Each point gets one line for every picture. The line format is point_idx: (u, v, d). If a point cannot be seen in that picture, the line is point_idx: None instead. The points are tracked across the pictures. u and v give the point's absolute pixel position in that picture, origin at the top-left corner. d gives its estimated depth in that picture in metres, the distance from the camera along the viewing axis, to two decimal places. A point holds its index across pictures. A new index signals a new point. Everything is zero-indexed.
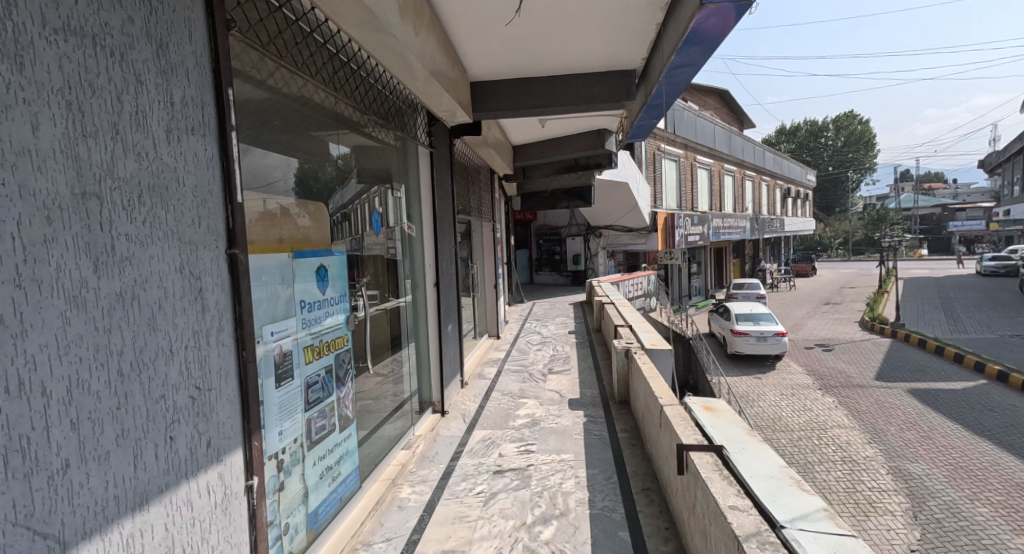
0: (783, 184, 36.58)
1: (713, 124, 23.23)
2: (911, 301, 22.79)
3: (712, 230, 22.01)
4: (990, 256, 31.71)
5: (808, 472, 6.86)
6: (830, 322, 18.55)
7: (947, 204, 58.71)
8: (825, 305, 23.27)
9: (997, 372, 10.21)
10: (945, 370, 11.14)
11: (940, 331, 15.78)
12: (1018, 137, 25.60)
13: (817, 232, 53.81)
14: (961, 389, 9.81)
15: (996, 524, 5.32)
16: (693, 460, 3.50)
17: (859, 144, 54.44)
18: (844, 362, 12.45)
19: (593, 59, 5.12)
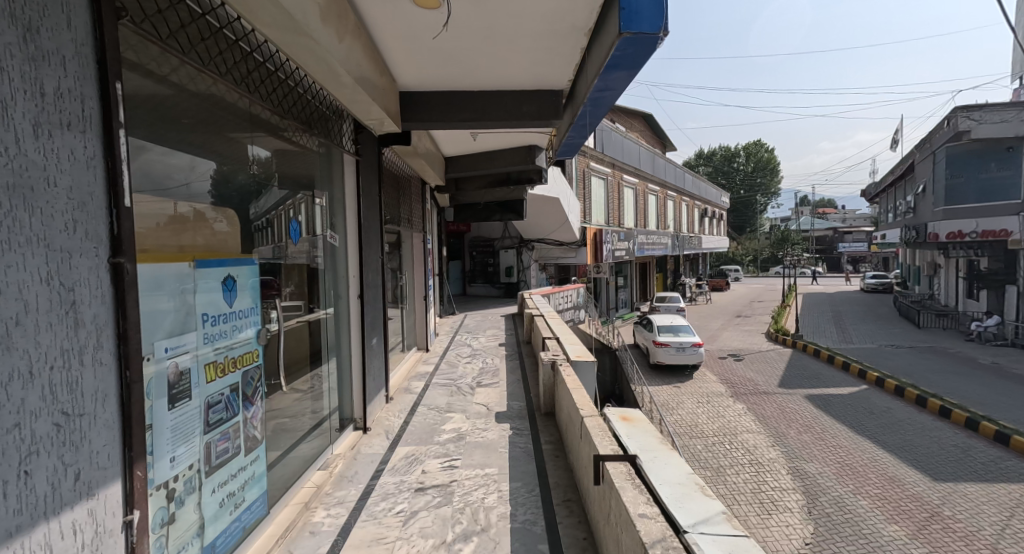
0: (701, 205, 39.35)
1: (639, 145, 24.56)
2: (811, 314, 25.11)
3: (638, 246, 23.08)
4: (872, 274, 35.86)
5: (719, 476, 7.26)
6: (742, 333, 20.02)
7: (839, 226, 65.78)
8: (738, 317, 25.09)
9: (875, 378, 11.48)
10: (834, 377, 12.37)
11: (831, 342, 17.53)
12: (892, 171, 29.39)
13: (732, 249, 58.17)
14: (846, 393, 10.93)
15: (874, 515, 5.93)
16: (608, 469, 3.61)
17: (767, 170, 59.73)
18: (752, 370, 13.46)
19: (523, 77, 5.24)
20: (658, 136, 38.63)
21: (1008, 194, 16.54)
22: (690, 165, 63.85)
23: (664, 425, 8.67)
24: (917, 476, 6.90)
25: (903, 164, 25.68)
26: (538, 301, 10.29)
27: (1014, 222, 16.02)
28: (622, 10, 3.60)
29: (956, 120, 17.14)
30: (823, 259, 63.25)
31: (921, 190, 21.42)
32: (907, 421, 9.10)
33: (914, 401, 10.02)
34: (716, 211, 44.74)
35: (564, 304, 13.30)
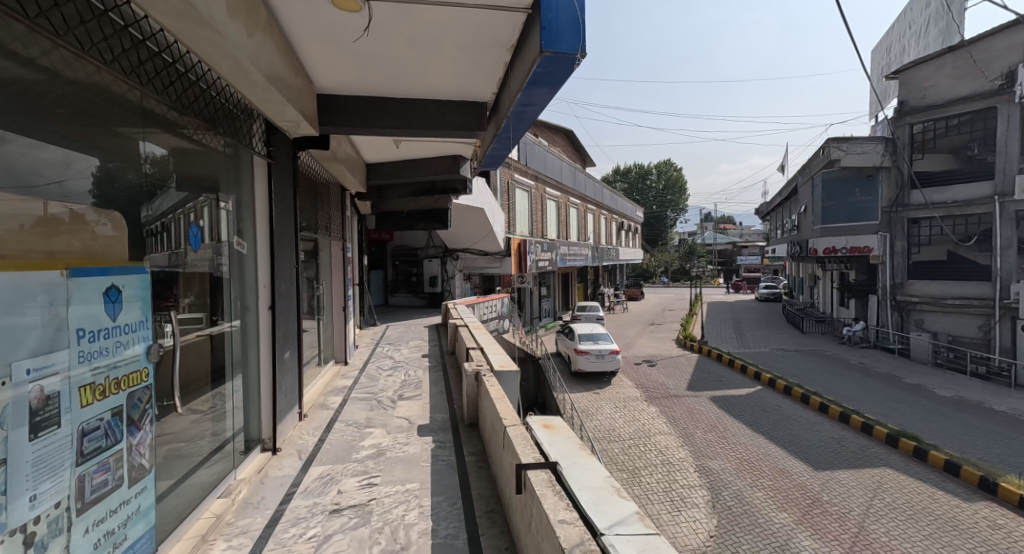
0: (618, 218, 41.52)
1: (560, 159, 25.44)
2: (715, 321, 27.30)
3: (560, 257, 23.81)
4: (764, 285, 39.89)
5: (635, 477, 7.62)
6: (655, 340, 21.28)
7: (738, 241, 72.54)
8: (651, 325, 26.66)
9: (768, 379, 12.75)
10: (734, 379, 13.55)
11: (732, 346, 19.17)
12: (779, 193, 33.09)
13: (646, 261, 61.87)
14: (743, 394, 11.99)
15: (767, 504, 6.55)
16: (529, 478, 3.67)
17: (676, 188, 64.34)
18: (664, 375, 14.34)
19: (448, 87, 5.26)
20: (578, 151, 40.23)
21: (869, 216, 19.16)
22: (608, 180, 67.08)
23: (584, 431, 8.94)
24: (802, 467, 7.72)
25: (788, 187, 28.98)
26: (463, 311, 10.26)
27: (875, 241, 18.61)
28: (543, 29, 3.74)
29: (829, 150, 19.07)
30: (725, 271, 69.28)
31: (803, 210, 24.28)
32: (793, 417, 10.17)
33: (799, 399, 11.25)
34: (631, 224, 47.37)
35: (489, 314, 13.34)
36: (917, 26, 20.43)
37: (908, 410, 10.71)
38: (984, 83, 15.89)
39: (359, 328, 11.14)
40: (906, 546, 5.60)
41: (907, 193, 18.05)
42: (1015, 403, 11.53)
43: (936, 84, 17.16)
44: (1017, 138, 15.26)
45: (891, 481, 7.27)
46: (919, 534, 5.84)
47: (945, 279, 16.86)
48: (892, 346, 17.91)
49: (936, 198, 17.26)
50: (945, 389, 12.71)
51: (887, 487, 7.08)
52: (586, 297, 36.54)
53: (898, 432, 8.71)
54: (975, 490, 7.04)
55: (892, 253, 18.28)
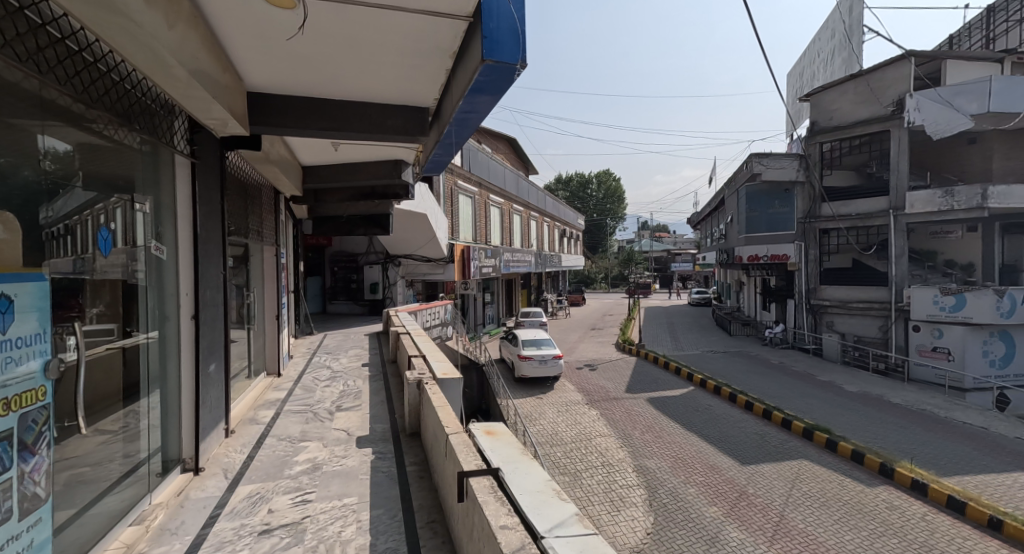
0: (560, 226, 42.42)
1: (504, 166, 25.66)
2: (652, 325, 28.45)
3: (504, 263, 23.91)
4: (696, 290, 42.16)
5: (576, 479, 7.76)
6: (596, 344, 21.83)
7: (672, 248, 76.15)
8: (592, 330, 27.32)
9: (700, 380, 13.46)
10: (670, 381, 14.18)
11: (668, 349, 20.02)
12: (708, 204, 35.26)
13: (587, 267, 63.51)
14: (677, 395, 12.57)
15: (699, 499, 6.91)
16: (472, 483, 3.65)
17: (615, 197, 66.49)
18: (605, 379, 14.74)
19: (389, 91, 5.19)
20: (521, 159, 40.61)
21: (787, 226, 20.76)
22: (550, 188, 68.08)
23: (526, 436, 8.96)
24: (729, 462, 8.20)
25: (716, 198, 30.92)
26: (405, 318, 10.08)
27: (791, 249, 20.12)
28: (484, 38, 3.76)
29: (751, 165, 20.18)
30: (660, 277, 72.47)
31: (730, 220, 25.94)
32: (722, 415, 10.78)
33: (727, 397, 11.96)
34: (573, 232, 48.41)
35: (433, 321, 13.17)
36: (824, 54, 22.47)
37: (820, 405, 11.68)
38: (880, 109, 17.70)
39: (294, 337, 10.61)
40: (820, 531, 6.10)
41: (819, 205, 19.72)
42: (909, 395, 12.89)
43: (840, 108, 18.92)
44: (905, 158, 17.19)
45: (807, 472, 7.89)
46: (830, 519, 6.37)
47: (851, 284, 18.59)
48: (808, 346, 19.48)
49: (843, 211, 18.89)
50: (852, 384, 13.97)
51: (804, 477, 7.67)
52: (530, 303, 36.88)
53: (812, 425, 9.47)
54: (875, 475, 7.82)
55: (807, 261, 19.84)
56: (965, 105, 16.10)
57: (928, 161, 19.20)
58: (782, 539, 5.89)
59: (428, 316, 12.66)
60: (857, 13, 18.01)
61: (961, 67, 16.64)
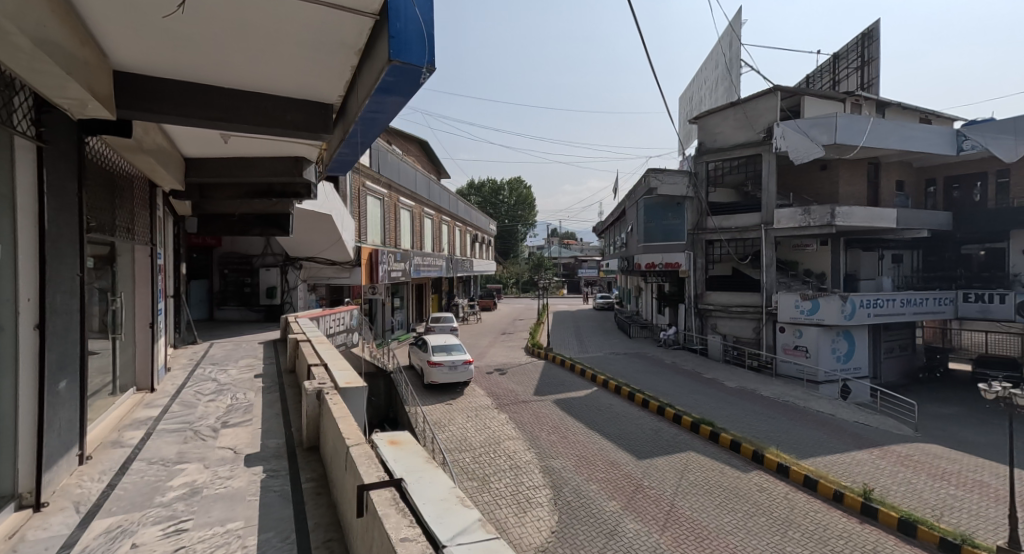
0: (472, 231, 42.50)
1: (415, 169, 25.15)
2: (560, 329, 29.35)
3: (414, 267, 23.32)
4: (601, 295, 44.30)
5: (484, 483, 7.73)
6: (507, 348, 22.05)
7: (579, 256, 79.49)
8: (502, 334, 27.53)
9: (603, 380, 14.16)
10: (574, 382, 14.75)
11: (574, 352, 20.77)
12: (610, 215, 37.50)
13: (499, 272, 63.93)
14: (582, 396, 13.07)
15: (600, 495, 7.26)
16: (372, 497, 3.44)
17: (526, 204, 67.87)
18: (513, 382, 14.93)
19: (287, 84, 4.87)
20: (432, 162, 39.92)
21: (679, 237, 22.60)
22: (462, 192, 67.75)
23: (433, 443, 8.72)
24: (627, 458, 8.72)
25: (618, 209, 32.94)
26: (305, 325, 9.51)
27: (683, 257, 21.77)
28: (390, 37, 3.64)
29: (649, 179, 21.69)
30: (568, 283, 75.21)
31: (631, 230, 27.71)
32: (622, 413, 11.43)
33: (626, 397, 12.70)
34: (484, 237, 48.48)
35: (339, 327, 12.55)
36: (710, 83, 24.95)
37: (706, 401, 12.82)
38: (755, 134, 20.01)
39: (173, 347, 9.48)
40: (703, 516, 6.69)
41: (705, 218, 21.69)
42: (777, 389, 14.65)
43: (724, 131, 21.09)
44: (773, 180, 19.55)
45: (693, 462, 8.61)
46: (713, 505, 7.01)
47: (731, 290, 20.70)
48: (696, 346, 21.35)
49: (725, 224, 21.01)
50: (732, 381, 15.52)
51: (691, 467, 8.40)
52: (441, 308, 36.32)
53: (699, 420, 10.36)
54: (749, 462, 8.73)
55: (695, 268, 21.78)
56: (818, 137, 18.18)
57: (791, 183, 21.97)
58: (673, 527, 6.36)
59: (333, 322, 12.02)
60: (736, 48, 20.21)
61: (816, 103, 19.40)
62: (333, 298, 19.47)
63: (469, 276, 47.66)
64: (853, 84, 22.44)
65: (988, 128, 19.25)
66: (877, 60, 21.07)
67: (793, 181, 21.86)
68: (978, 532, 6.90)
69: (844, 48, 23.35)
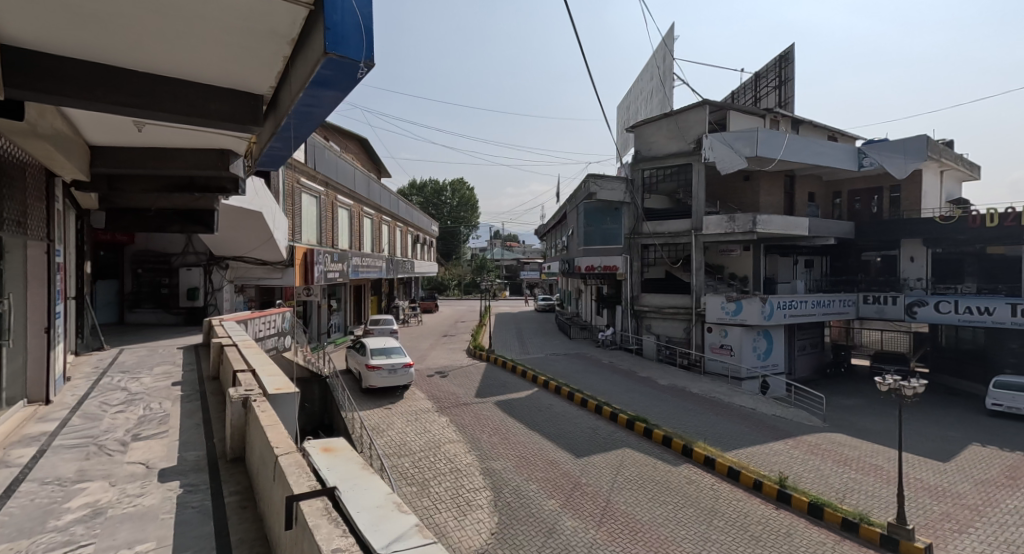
0: (414, 232, 41.69)
1: (354, 167, 24.34)
2: (502, 331, 29.41)
3: (353, 268, 22.58)
4: (542, 297, 44.94)
5: (424, 487, 7.57)
6: (448, 351, 21.80)
7: (520, 258, 80.20)
8: (444, 337, 27.17)
9: (544, 381, 14.38)
10: (516, 383, 14.86)
11: (516, 354, 20.86)
12: (552, 218, 38.23)
13: (440, 274, 63.08)
14: (522, 397, 13.19)
15: (539, 494, 7.37)
16: (302, 508, 3.15)
17: (468, 206, 67.67)
18: (455, 384, 14.81)
19: (211, 72, 4.55)
20: (372, 161, 38.79)
21: (617, 241, 23.41)
22: (404, 192, 66.35)
23: (370, 449, 8.44)
24: (566, 456, 8.90)
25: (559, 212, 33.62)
26: (232, 328, 8.95)
27: (620, 261, 22.54)
28: (327, 29, 3.50)
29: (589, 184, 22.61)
30: (510, 286, 75.64)
31: (571, 233, 28.32)
32: (561, 413, 11.66)
33: (566, 396, 12.97)
34: (426, 238, 47.67)
35: (270, 330, 11.88)
36: (646, 94, 26.08)
37: (640, 399, 13.33)
38: (685, 145, 21.14)
39: (74, 355, 8.56)
40: (637, 509, 6.95)
41: (642, 223, 22.63)
42: (705, 385, 15.54)
43: (658, 141, 22.10)
44: (702, 190, 20.77)
45: (629, 458, 8.96)
46: (645, 499, 7.31)
47: (665, 292, 21.71)
48: (631, 346, 22.24)
49: (659, 229, 22.01)
50: (665, 379, 16.26)
51: (627, 463, 8.71)
52: (380, 311, 35.25)
53: (634, 417, 10.76)
54: (679, 455, 9.20)
55: (631, 271, 22.66)
56: (742, 150, 19.45)
57: (718, 192, 23.40)
58: (608, 522, 6.58)
59: (263, 326, 11.37)
60: (670, 62, 21.25)
61: (740, 118, 20.79)
62: (262, 300, 18.39)
63: (410, 278, 46.64)
64: (771, 102, 24.30)
65: (883, 148, 21.46)
66: (792, 82, 22.94)
67: (720, 190, 23.28)
68: (873, 509, 7.69)
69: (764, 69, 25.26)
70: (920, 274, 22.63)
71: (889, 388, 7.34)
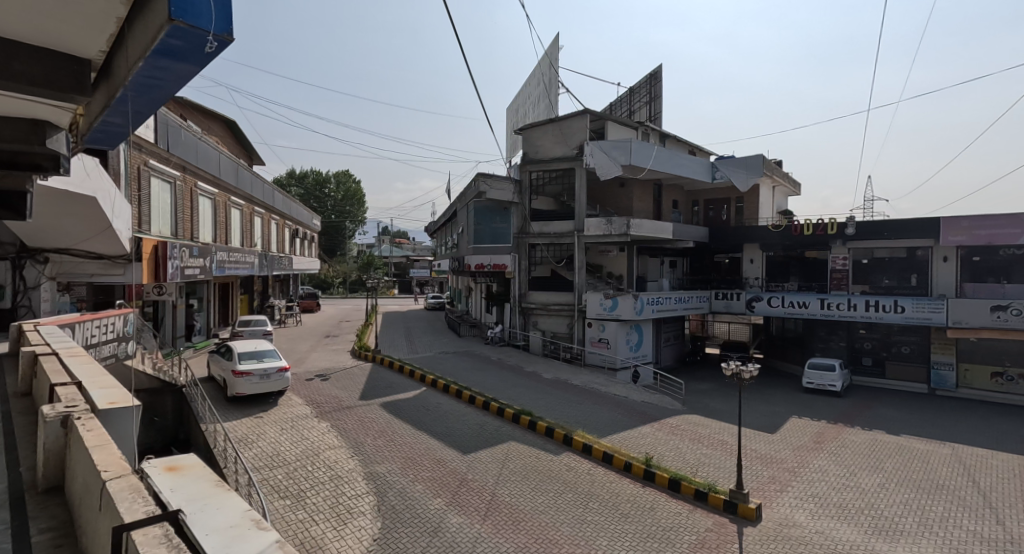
0: (292, 226, 38.33)
1: (219, 151, 21.77)
2: (390, 330, 28.38)
3: (218, 264, 19.98)
4: (432, 296, 44.43)
5: (299, 499, 7.05)
6: (330, 352, 20.53)
7: (412, 256, 78.18)
8: (326, 338, 25.48)
9: (431, 380, 14.24)
10: (403, 384, 14.49)
11: (403, 354, 20.31)
12: (443, 215, 37.85)
13: (322, 271, 59.00)
14: (408, 397, 12.94)
15: (425, 494, 7.28)
16: (133, 539, 2.64)
17: (356, 200, 63.77)
18: (337, 388, 14.00)
19: (18, 26, 3.74)
20: (242, 145, 34.85)
21: (506, 240, 24.01)
22: (281, 181, 60.47)
23: (235, 463, 7.62)
24: (453, 454, 8.93)
25: (450, 210, 33.41)
26: (50, 334, 7.53)
27: (509, 259, 23.09)
28: None
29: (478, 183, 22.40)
30: (400, 285, 73.53)
31: (462, 231, 28.30)
32: (448, 411, 11.64)
33: (455, 394, 13.01)
34: (306, 233, 44.19)
35: (106, 335, 10.18)
36: (534, 98, 26.99)
37: (523, 393, 13.82)
38: (569, 150, 22.38)
39: None
40: (520, 500, 7.22)
41: (529, 223, 23.43)
42: (584, 377, 16.65)
43: (544, 144, 23.07)
44: (583, 193, 22.19)
45: (514, 451, 9.23)
46: (529, 489, 7.61)
47: (553, 289, 22.75)
48: (519, 342, 22.98)
49: (545, 229, 23.01)
50: (549, 373, 17.09)
51: (511, 456, 8.97)
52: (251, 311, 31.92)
53: (519, 411, 11.15)
54: (560, 444, 9.71)
55: (519, 269, 23.37)
56: (617, 158, 21.03)
57: (599, 196, 25.06)
58: (493, 515, 6.73)
59: (96, 329, 9.68)
60: (555, 71, 22.30)
61: (616, 128, 22.57)
62: (97, 300, 15.62)
63: (289, 275, 42.98)
64: (644, 115, 26.69)
65: (732, 163, 24.44)
66: (661, 99, 25.43)
67: (601, 195, 24.99)
68: (718, 479, 8.83)
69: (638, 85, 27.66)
70: (757, 274, 26.25)
71: (732, 372, 8.47)
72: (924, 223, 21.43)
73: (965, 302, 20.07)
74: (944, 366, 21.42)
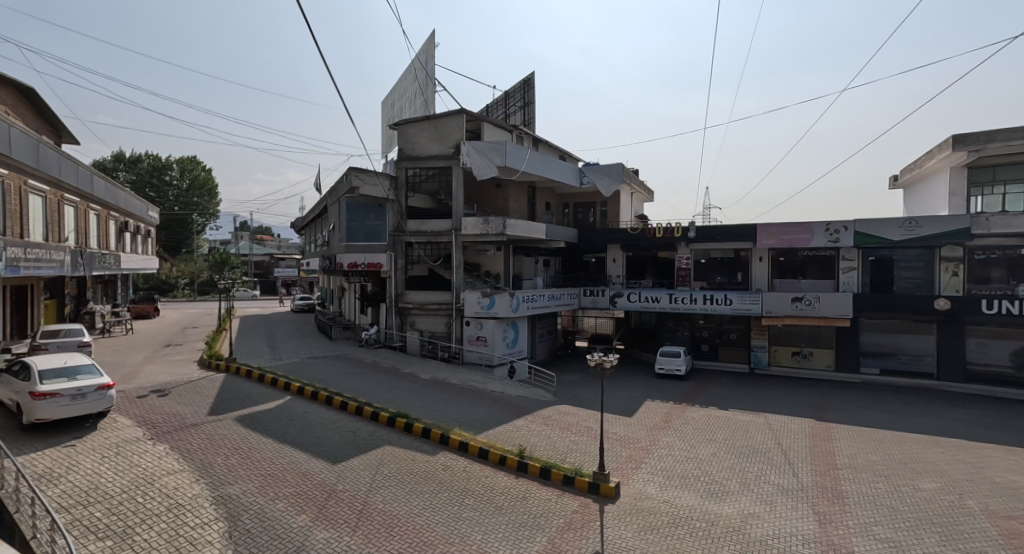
0: (118, 217, 32.45)
1: (10, 123, 17.67)
2: (249, 336, 25.63)
3: (12, 263, 16.40)
4: (300, 297, 41.15)
5: (126, 538, 6.03)
6: (169, 364, 17.90)
7: (276, 253, 71.30)
8: (165, 348, 22.12)
9: (298, 388, 13.22)
10: (264, 394, 13.25)
11: (265, 361, 18.50)
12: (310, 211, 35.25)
13: (161, 271, 50.91)
14: (268, 408, 11.85)
15: (287, 512, 6.73)
16: None
17: (206, 190, 56.18)
18: (178, 403, 12.29)
19: None
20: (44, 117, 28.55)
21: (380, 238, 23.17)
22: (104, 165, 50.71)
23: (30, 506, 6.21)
24: (320, 465, 8.38)
25: (319, 205, 31.22)
26: None
27: (384, 258, 22.30)
28: None
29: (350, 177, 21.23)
30: (262, 286, 66.87)
31: (333, 227, 26.63)
32: (316, 420, 10.91)
33: (324, 402, 12.27)
34: (139, 226, 37.84)
35: None
36: (410, 94, 26.49)
37: (398, 395, 13.49)
38: (446, 149, 22.41)
39: None
40: (394, 505, 7.03)
41: (405, 221, 22.87)
42: (461, 375, 16.79)
43: (421, 141, 22.77)
44: (460, 193, 22.40)
45: (387, 456, 8.97)
46: (403, 493, 7.45)
47: (433, 289, 22.60)
48: (395, 343, 22.39)
49: (423, 227, 22.73)
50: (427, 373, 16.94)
51: (386, 461, 8.70)
52: (62, 319, 26.46)
53: (394, 414, 10.87)
54: (436, 444, 9.67)
55: (396, 268, 22.71)
56: (493, 158, 21.55)
57: (476, 195, 25.44)
58: (364, 524, 6.48)
59: None
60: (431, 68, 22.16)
61: (492, 130, 23.13)
62: None
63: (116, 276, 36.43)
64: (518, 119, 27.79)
65: (599, 169, 26.19)
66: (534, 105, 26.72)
67: (479, 195, 25.40)
68: (583, 463, 9.50)
69: (513, 90, 28.69)
70: (619, 272, 28.81)
71: (595, 362, 9.14)
72: (748, 229, 25.18)
73: (776, 295, 24.25)
74: (761, 348, 25.70)
